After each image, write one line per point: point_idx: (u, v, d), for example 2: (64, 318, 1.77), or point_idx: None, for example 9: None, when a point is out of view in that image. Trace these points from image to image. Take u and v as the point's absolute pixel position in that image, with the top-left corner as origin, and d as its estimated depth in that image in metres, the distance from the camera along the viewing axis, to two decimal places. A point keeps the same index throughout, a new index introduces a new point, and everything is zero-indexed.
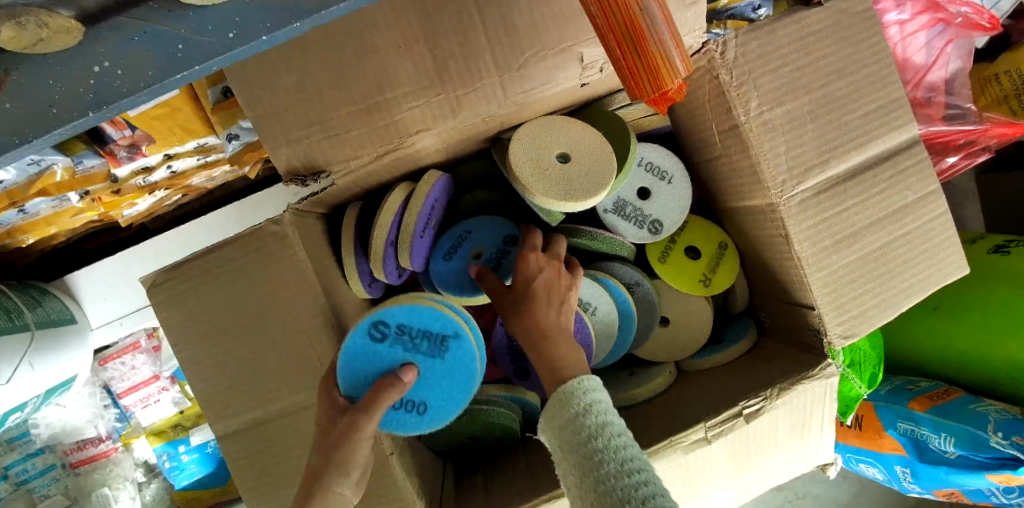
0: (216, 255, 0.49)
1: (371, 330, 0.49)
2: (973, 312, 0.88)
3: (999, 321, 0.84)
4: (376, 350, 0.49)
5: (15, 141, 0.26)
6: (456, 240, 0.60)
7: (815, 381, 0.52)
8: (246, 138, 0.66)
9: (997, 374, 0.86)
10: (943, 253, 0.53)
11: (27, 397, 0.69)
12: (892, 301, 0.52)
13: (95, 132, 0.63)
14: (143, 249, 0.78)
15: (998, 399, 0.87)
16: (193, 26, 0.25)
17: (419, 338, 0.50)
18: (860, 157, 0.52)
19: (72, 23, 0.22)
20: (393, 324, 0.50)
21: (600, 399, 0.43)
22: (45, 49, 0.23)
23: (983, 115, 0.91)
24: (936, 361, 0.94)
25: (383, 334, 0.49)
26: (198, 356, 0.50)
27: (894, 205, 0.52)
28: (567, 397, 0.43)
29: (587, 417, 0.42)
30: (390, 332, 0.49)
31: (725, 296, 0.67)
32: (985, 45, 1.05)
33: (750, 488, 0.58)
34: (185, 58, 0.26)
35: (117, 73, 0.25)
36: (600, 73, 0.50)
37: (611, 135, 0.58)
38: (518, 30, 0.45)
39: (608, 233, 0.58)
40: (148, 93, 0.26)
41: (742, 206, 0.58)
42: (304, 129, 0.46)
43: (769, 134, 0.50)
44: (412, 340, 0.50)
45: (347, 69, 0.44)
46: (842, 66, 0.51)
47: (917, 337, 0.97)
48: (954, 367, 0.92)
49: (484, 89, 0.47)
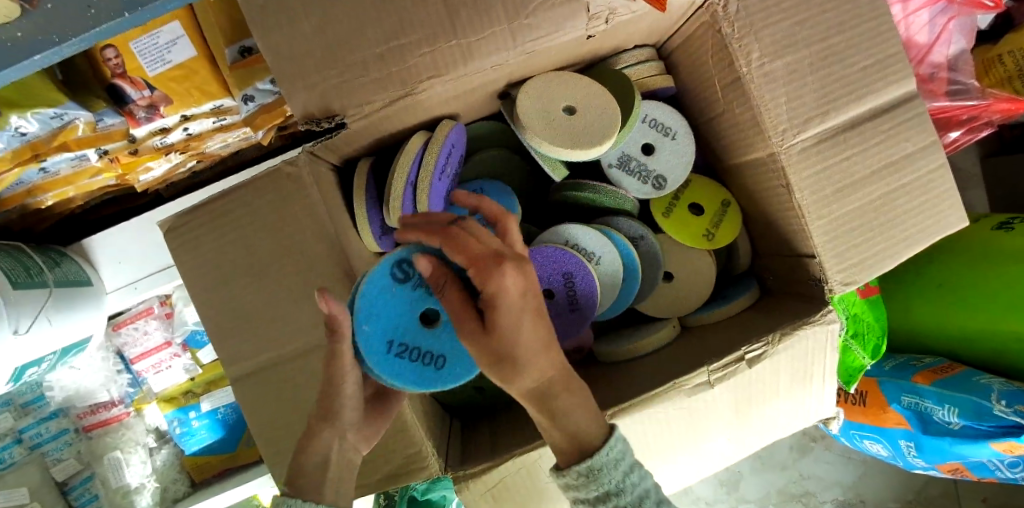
0: (233, 199, 0.51)
1: (394, 270, 0.45)
2: (975, 286, 0.87)
3: (999, 295, 0.84)
4: (396, 291, 0.45)
5: None
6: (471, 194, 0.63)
7: (815, 327, 0.53)
8: (261, 99, 0.69)
9: (999, 348, 0.86)
10: (942, 204, 0.54)
11: (44, 353, 0.70)
12: (891, 251, 0.53)
13: (115, 92, 0.65)
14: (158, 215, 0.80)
15: (999, 373, 0.88)
16: None
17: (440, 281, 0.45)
18: (860, 109, 0.53)
19: None
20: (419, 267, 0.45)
21: (626, 465, 0.42)
22: None
23: (986, 91, 0.92)
24: (938, 336, 0.95)
25: (406, 274, 0.45)
26: (213, 295, 0.52)
27: (893, 156, 0.53)
28: (595, 478, 0.41)
29: (620, 498, 0.41)
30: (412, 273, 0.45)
31: (729, 255, 0.69)
32: (987, 27, 1.07)
33: (751, 439, 0.58)
34: None
35: None
36: (606, 24, 0.52)
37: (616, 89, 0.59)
38: None
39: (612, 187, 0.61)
40: None
41: (745, 161, 0.59)
42: (319, 74, 0.47)
43: (770, 84, 0.51)
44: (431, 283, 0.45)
45: (362, 15, 0.46)
46: (842, 20, 0.52)
47: (920, 314, 0.97)
48: (956, 342, 0.93)
49: (494, 37, 0.48)
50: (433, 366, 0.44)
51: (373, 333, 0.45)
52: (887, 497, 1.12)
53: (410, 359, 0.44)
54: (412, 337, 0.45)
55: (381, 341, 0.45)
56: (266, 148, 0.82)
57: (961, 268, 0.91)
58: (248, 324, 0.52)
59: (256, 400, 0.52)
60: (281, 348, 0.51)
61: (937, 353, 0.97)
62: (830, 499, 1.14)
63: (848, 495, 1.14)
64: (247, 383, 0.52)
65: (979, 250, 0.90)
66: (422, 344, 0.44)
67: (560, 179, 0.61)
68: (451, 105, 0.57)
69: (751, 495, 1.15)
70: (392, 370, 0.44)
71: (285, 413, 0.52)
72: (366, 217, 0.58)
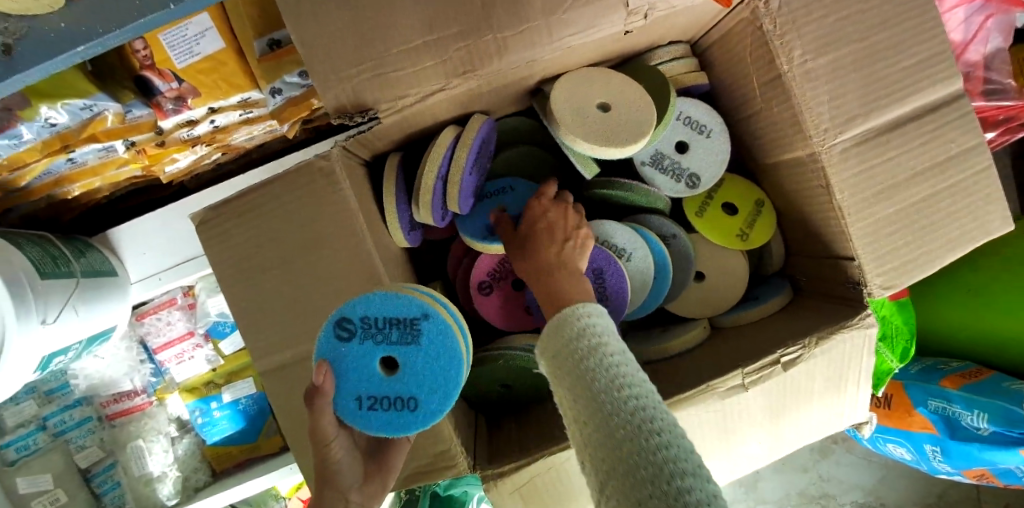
0: (265, 192, 0.50)
1: (337, 329, 0.43)
2: (1004, 291, 0.85)
3: None
4: (344, 350, 0.43)
5: None
6: (495, 190, 0.62)
7: (853, 331, 0.51)
8: (288, 92, 0.68)
9: None
10: (986, 206, 0.52)
11: (72, 343, 0.70)
12: (932, 256, 0.52)
13: (143, 83, 0.65)
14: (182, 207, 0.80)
15: None
16: None
17: (386, 328, 0.43)
18: (906, 108, 0.51)
19: None
20: (359, 319, 0.43)
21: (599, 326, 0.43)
22: None
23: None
24: (966, 342, 0.93)
25: (350, 331, 0.43)
26: (243, 289, 0.52)
27: (937, 157, 0.52)
28: (566, 325, 0.42)
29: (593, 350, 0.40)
30: (356, 328, 0.43)
31: (760, 254, 0.68)
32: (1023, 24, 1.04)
33: (786, 441, 0.58)
34: None
35: None
36: (644, 19, 0.50)
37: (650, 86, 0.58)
38: None
39: (644, 185, 0.60)
40: None
41: (782, 160, 0.57)
42: (353, 68, 0.46)
43: (812, 83, 0.50)
44: (378, 332, 0.43)
45: (398, 8, 0.45)
46: (889, 16, 0.50)
47: (947, 318, 0.95)
48: (986, 348, 0.91)
49: (531, 31, 0.47)
50: (409, 410, 0.43)
51: (341, 393, 0.43)
52: (907, 502, 1.11)
53: (383, 409, 0.43)
54: (375, 387, 0.43)
55: (349, 400, 0.43)
56: (290, 141, 0.82)
57: (988, 272, 0.89)
58: (278, 319, 0.51)
59: (286, 395, 0.52)
60: (312, 343, 0.51)
61: (965, 358, 0.95)
62: (849, 502, 1.13)
63: (867, 498, 1.13)
64: (277, 377, 0.52)
65: (1009, 253, 0.88)
66: (386, 393, 0.43)
67: (590, 177, 0.60)
68: (484, 100, 0.56)
69: (767, 496, 1.14)
70: (368, 422, 0.43)
71: None
72: (396, 212, 0.57)
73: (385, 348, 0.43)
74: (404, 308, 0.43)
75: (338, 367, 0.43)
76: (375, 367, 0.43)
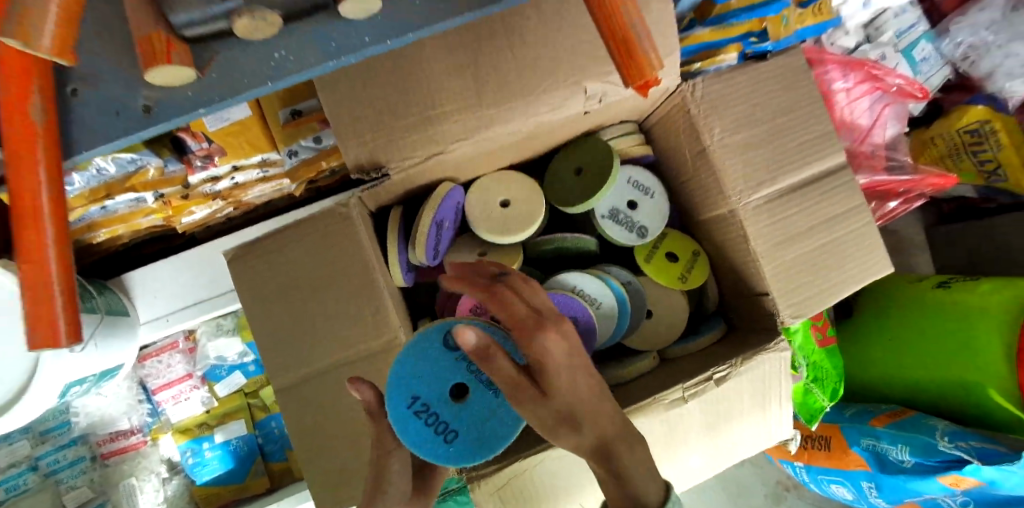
0: (288, 232, 0.61)
1: (445, 334, 0.48)
2: (921, 337, 0.98)
3: (942, 343, 0.95)
4: (441, 351, 0.48)
5: (221, 99, 0.38)
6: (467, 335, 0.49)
7: (771, 353, 0.62)
8: (303, 155, 0.80)
9: (944, 396, 0.96)
10: (869, 254, 0.66)
11: (87, 374, 0.76)
12: (829, 292, 0.64)
13: (179, 143, 0.77)
14: (204, 255, 0.89)
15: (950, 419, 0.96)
16: (341, 34, 0.39)
17: (486, 360, 0.48)
18: (803, 174, 0.66)
19: (274, 17, 0.35)
20: (472, 338, 0.48)
21: None
22: (256, 34, 0.35)
23: (920, 169, 1.09)
24: (894, 387, 1.04)
25: (455, 343, 0.48)
26: (263, 315, 0.60)
27: (829, 214, 0.65)
28: None
29: None
30: (464, 343, 0.48)
31: (700, 298, 0.80)
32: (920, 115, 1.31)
33: (724, 455, 0.66)
34: (334, 49, 0.39)
35: (287, 58, 0.38)
36: (600, 103, 0.65)
37: (595, 159, 0.71)
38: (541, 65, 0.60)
39: (575, 234, 0.74)
40: (309, 71, 0.39)
41: (712, 216, 0.71)
42: (373, 135, 0.59)
43: (730, 153, 0.64)
44: (476, 361, 0.47)
45: (411, 91, 0.58)
46: (787, 106, 0.66)
47: (876, 363, 1.07)
48: (910, 391, 1.02)
49: (512, 110, 0.61)
50: (444, 441, 0.46)
51: (399, 387, 0.47)
52: None
53: (426, 421, 0.46)
54: (436, 401, 0.47)
55: (404, 396, 0.47)
56: (295, 200, 0.93)
57: (906, 320, 1.03)
58: (291, 341, 0.60)
59: (293, 410, 0.60)
60: (317, 362, 0.60)
61: (893, 402, 1.06)
62: None
63: None
64: (286, 393, 0.60)
65: (922, 302, 1.02)
66: (442, 412, 0.46)
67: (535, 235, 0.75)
68: (470, 163, 0.69)
69: None
70: (406, 425, 0.46)
71: (317, 421, 0.59)
72: (394, 255, 0.68)
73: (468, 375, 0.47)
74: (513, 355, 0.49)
75: (419, 366, 0.48)
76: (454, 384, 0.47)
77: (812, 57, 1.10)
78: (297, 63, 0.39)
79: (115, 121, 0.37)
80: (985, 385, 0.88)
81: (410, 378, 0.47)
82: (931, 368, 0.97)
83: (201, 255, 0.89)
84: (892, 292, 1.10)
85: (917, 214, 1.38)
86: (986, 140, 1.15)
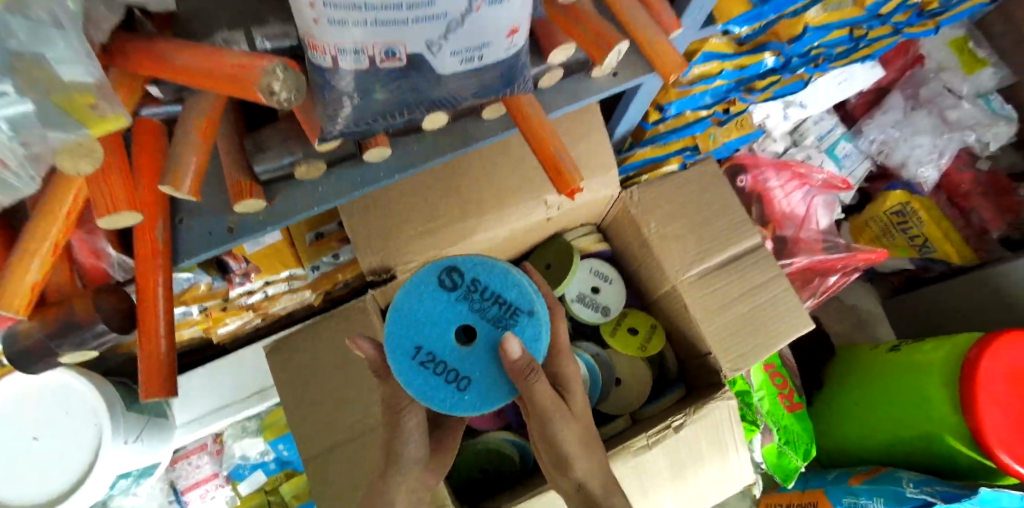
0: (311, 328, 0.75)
1: (443, 279, 0.51)
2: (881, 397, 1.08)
3: (898, 400, 1.04)
4: (440, 293, 0.50)
5: (281, 221, 0.56)
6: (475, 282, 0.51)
7: (720, 401, 0.74)
8: (323, 269, 0.98)
9: (910, 451, 1.03)
10: (792, 314, 0.80)
11: (132, 468, 0.87)
12: (761, 347, 0.78)
13: (222, 264, 0.90)
14: (224, 362, 1.00)
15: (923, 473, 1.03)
16: (363, 174, 0.58)
17: (485, 302, 0.50)
18: (726, 254, 0.82)
19: (318, 166, 0.54)
20: (467, 279, 0.51)
21: None
22: (307, 175, 0.55)
23: (855, 248, 1.26)
24: (869, 446, 1.12)
25: (454, 284, 0.51)
26: (293, 397, 0.73)
27: (752, 284, 0.81)
28: None
29: None
30: (462, 283, 0.51)
31: (663, 366, 0.92)
32: (854, 202, 1.51)
33: (693, 501, 0.74)
34: (359, 183, 0.57)
35: (327, 190, 0.57)
36: (558, 210, 0.83)
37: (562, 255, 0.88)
38: (509, 185, 0.79)
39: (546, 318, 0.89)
40: (344, 197, 0.57)
41: (660, 293, 0.86)
42: (382, 245, 0.76)
43: (664, 241, 0.81)
44: (478, 299, 0.50)
45: (411, 210, 0.76)
46: (706, 202, 0.84)
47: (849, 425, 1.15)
48: (884, 449, 1.09)
49: (489, 220, 0.78)
50: (456, 388, 0.48)
51: (404, 342, 0.49)
52: None
53: (434, 369, 0.49)
54: (443, 350, 0.49)
55: (408, 347, 0.49)
56: (313, 310, 1.09)
57: (866, 382, 1.13)
58: (316, 417, 0.72)
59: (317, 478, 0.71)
60: (338, 433, 0.72)
61: (872, 463, 1.13)
62: None
63: None
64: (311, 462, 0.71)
65: (878, 366, 1.12)
66: (448, 360, 0.49)
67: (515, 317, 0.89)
68: None
69: None
70: (414, 376, 0.48)
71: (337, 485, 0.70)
72: None
73: (468, 316, 0.50)
74: (509, 290, 0.51)
75: (419, 317, 0.50)
76: (455, 330, 0.50)
77: (747, 162, 1.32)
78: (334, 193, 0.57)
79: (209, 239, 0.54)
80: (943, 433, 0.96)
81: (410, 333, 0.49)
82: (894, 424, 1.05)
83: (224, 362, 1.00)
84: (852, 359, 1.20)
85: (871, 288, 1.52)
86: (910, 219, 1.32)
